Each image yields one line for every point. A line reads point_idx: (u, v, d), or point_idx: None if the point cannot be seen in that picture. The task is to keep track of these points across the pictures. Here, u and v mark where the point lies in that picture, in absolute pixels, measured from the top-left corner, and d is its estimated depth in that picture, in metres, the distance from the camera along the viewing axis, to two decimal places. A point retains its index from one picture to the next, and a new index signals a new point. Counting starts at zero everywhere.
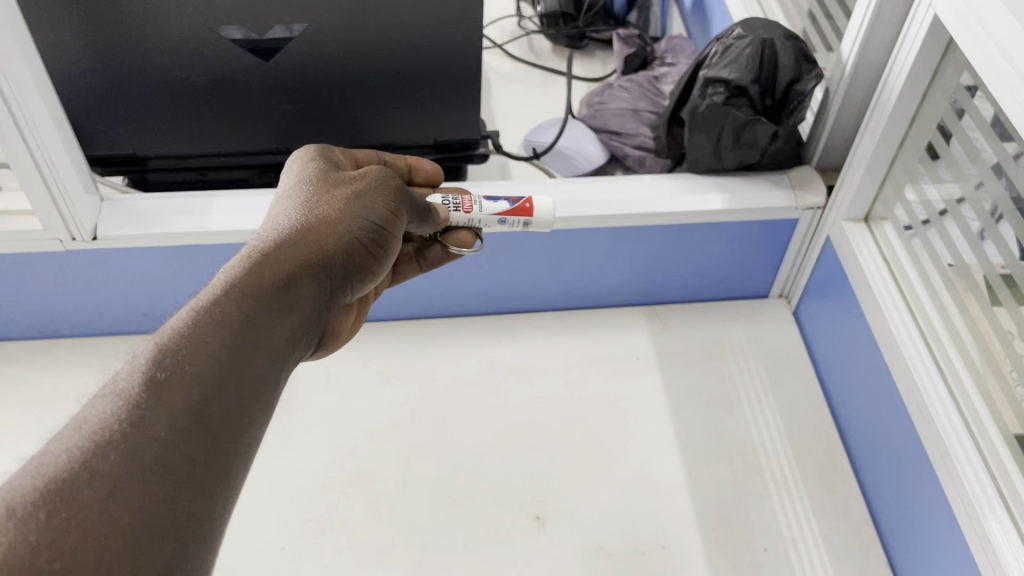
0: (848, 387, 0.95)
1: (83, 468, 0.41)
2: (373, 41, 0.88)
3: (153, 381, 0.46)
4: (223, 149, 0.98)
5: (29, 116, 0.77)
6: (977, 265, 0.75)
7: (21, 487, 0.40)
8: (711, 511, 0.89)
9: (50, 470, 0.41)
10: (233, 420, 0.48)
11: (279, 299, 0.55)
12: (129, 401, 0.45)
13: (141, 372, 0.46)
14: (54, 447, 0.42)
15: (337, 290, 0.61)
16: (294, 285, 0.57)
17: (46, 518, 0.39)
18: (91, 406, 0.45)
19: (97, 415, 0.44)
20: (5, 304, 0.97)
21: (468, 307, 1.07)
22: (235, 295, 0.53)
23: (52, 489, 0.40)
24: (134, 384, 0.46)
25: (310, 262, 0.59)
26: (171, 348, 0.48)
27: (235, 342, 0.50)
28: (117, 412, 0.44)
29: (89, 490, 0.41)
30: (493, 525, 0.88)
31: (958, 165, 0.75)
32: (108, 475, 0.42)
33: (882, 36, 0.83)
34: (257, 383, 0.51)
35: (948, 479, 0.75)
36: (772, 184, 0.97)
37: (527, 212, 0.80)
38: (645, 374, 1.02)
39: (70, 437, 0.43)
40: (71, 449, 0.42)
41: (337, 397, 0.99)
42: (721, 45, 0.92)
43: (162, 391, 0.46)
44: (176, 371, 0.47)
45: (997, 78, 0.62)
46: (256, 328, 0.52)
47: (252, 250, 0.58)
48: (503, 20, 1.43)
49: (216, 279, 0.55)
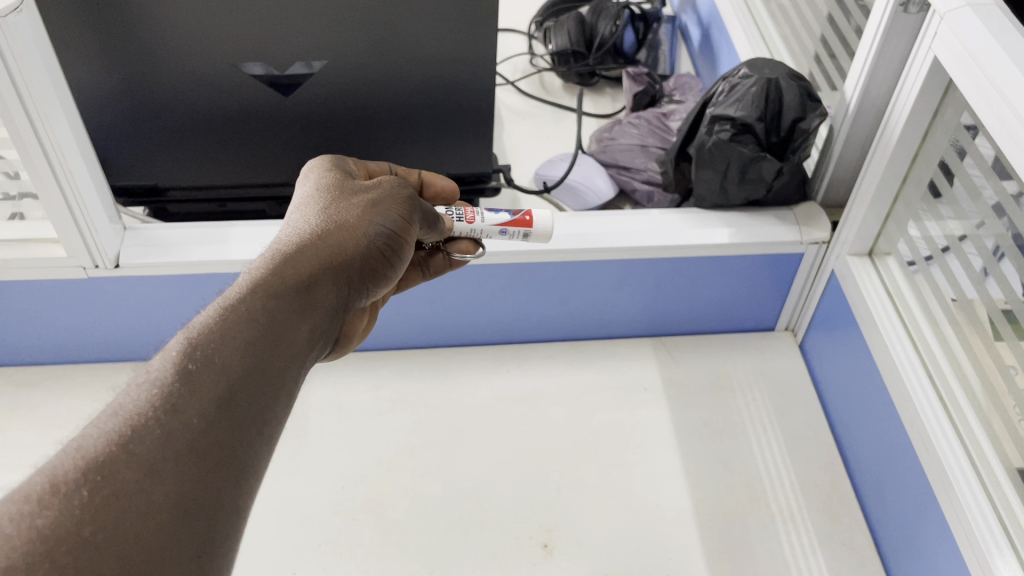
0: (853, 420, 0.96)
1: (120, 449, 0.44)
2: (389, 77, 0.91)
3: (185, 372, 0.48)
4: (242, 181, 1.01)
5: (58, 148, 0.80)
6: (979, 301, 0.77)
7: (63, 466, 0.42)
8: (716, 541, 0.90)
9: (91, 450, 0.43)
10: (258, 412, 0.50)
11: (300, 298, 0.57)
12: (163, 389, 0.47)
13: (173, 363, 0.49)
14: (93, 431, 0.45)
15: (355, 292, 0.63)
16: (315, 285, 0.59)
17: (87, 495, 0.41)
18: (126, 393, 0.48)
19: (132, 401, 0.46)
20: (26, 329, 0.99)
21: (478, 337, 1.09)
22: (260, 293, 0.55)
23: (93, 469, 0.42)
24: (167, 373, 0.48)
25: (330, 263, 0.61)
26: (201, 342, 0.50)
27: (260, 336, 0.52)
28: (150, 399, 0.46)
29: (126, 471, 0.43)
30: (501, 553, 0.89)
31: (959, 203, 0.78)
32: (145, 457, 0.44)
33: (884, 77, 0.86)
34: (281, 377, 0.53)
35: (950, 509, 0.77)
36: (777, 219, 0.98)
37: (527, 224, 0.82)
38: (652, 405, 1.03)
39: (107, 422, 0.45)
40: (108, 433, 0.44)
41: (348, 424, 1.01)
42: (727, 84, 0.95)
43: (193, 381, 0.48)
44: (206, 364, 0.49)
45: (997, 120, 0.65)
46: (279, 325, 0.54)
47: (275, 251, 0.60)
48: (516, 57, 1.46)
49: (241, 279, 0.57)
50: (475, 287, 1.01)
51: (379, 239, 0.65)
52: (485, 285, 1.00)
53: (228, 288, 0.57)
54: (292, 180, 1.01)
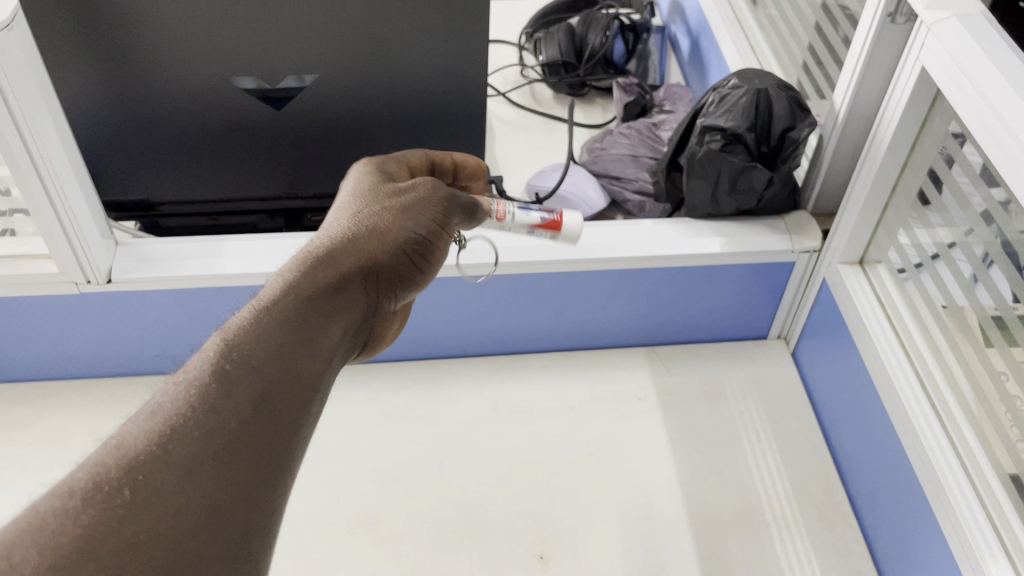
0: (846, 428, 0.96)
1: (159, 450, 0.46)
2: (380, 90, 0.92)
3: (221, 373, 0.51)
4: (234, 195, 1.00)
5: (50, 164, 0.80)
6: (969, 308, 0.77)
7: (106, 463, 0.45)
8: (712, 551, 0.90)
9: (132, 450, 0.46)
10: (290, 414, 0.52)
11: (330, 304, 0.59)
12: (200, 391, 0.50)
13: (210, 365, 0.51)
14: (134, 429, 0.48)
15: (385, 293, 0.65)
16: (346, 287, 0.61)
17: (128, 494, 0.44)
18: (165, 392, 0.50)
19: (170, 402, 0.49)
20: (18, 346, 0.99)
21: (471, 348, 1.09)
22: (292, 300, 0.57)
23: (134, 468, 0.45)
24: (203, 376, 0.50)
25: (362, 267, 0.63)
26: (237, 344, 0.53)
27: (292, 344, 0.55)
28: (187, 400, 0.49)
29: (165, 471, 0.46)
30: (496, 567, 0.89)
31: (948, 211, 0.78)
32: (183, 458, 0.46)
33: (872, 87, 0.87)
34: (315, 378, 0.55)
35: (945, 517, 0.77)
36: (768, 228, 0.99)
37: (556, 227, 0.75)
38: (646, 415, 1.03)
39: (147, 422, 0.48)
40: (148, 432, 0.47)
41: (343, 437, 1.00)
42: (717, 95, 0.96)
43: (227, 384, 0.50)
44: (240, 367, 0.52)
45: (985, 129, 0.65)
46: (311, 328, 0.56)
47: (310, 254, 0.61)
48: (506, 69, 1.47)
49: (275, 282, 0.59)
50: (469, 297, 1.00)
51: (413, 243, 0.66)
52: (478, 297, 1.00)
53: (262, 290, 0.59)
54: (284, 194, 1.01)
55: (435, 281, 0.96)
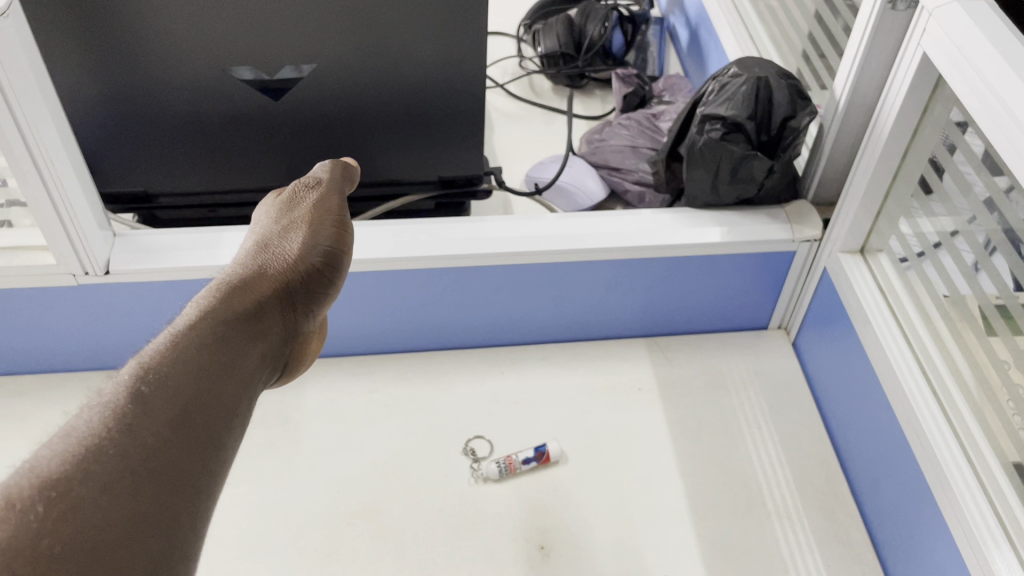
0: (847, 417, 0.96)
1: (77, 468, 0.44)
2: (378, 81, 0.91)
3: (138, 394, 0.49)
4: (232, 186, 1.00)
5: (46, 155, 0.79)
6: (972, 296, 0.77)
7: (19, 483, 0.43)
8: (714, 541, 0.90)
9: (46, 470, 0.44)
10: (214, 430, 0.51)
11: (243, 328, 0.59)
12: (117, 411, 0.48)
13: (125, 386, 0.50)
14: (47, 452, 0.45)
15: (302, 315, 0.67)
16: (262, 311, 0.62)
17: (43, 510, 0.42)
18: (79, 416, 0.49)
19: (84, 424, 0.48)
20: (16, 338, 0.99)
21: (471, 339, 1.09)
22: (207, 323, 0.57)
23: (50, 486, 0.43)
24: (120, 396, 0.49)
25: (272, 291, 0.65)
26: (155, 367, 0.52)
27: (212, 362, 0.54)
28: (105, 420, 0.48)
29: (83, 488, 0.44)
30: (498, 557, 0.88)
31: (951, 199, 0.78)
32: (102, 476, 0.45)
33: (873, 75, 0.86)
34: (237, 397, 0.54)
35: (947, 505, 0.77)
36: (769, 218, 0.98)
37: None
38: (647, 405, 1.03)
39: (61, 443, 0.46)
40: (63, 453, 0.45)
41: (343, 429, 1.00)
42: (717, 83, 0.95)
43: (146, 402, 0.49)
44: (160, 386, 0.51)
45: (988, 115, 0.65)
46: (229, 348, 0.57)
47: (214, 289, 0.62)
48: (505, 60, 1.46)
49: (184, 313, 0.59)
50: (469, 287, 1.00)
51: (318, 259, 0.70)
52: (478, 288, 1.00)
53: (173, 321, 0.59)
54: (282, 185, 1.01)
55: (435, 271, 0.96)
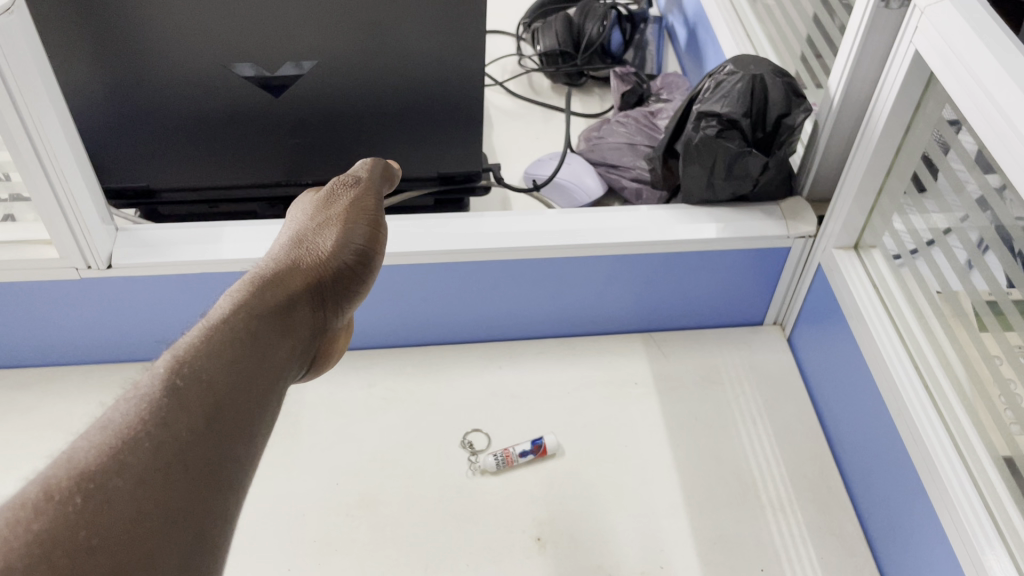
0: (841, 411, 0.97)
1: (113, 460, 0.45)
2: (379, 79, 0.92)
3: (173, 388, 0.51)
4: (233, 181, 1.01)
5: (51, 150, 0.80)
6: (964, 293, 0.78)
7: (57, 475, 0.44)
8: (709, 533, 0.91)
9: (83, 462, 0.45)
10: (244, 425, 0.52)
11: (276, 325, 0.60)
12: (153, 404, 0.49)
13: (161, 380, 0.51)
14: (83, 444, 0.47)
15: (332, 313, 0.68)
16: (293, 308, 0.63)
17: (81, 502, 0.43)
18: (115, 409, 0.50)
19: (121, 417, 0.49)
20: (20, 332, 1.00)
21: (469, 334, 1.10)
22: (241, 317, 0.58)
23: (86, 478, 0.44)
24: (154, 390, 0.50)
25: (305, 289, 0.66)
26: (189, 361, 0.53)
27: (245, 358, 0.55)
28: (139, 413, 0.49)
29: (120, 479, 0.45)
30: (494, 548, 0.89)
31: (944, 197, 0.79)
32: (137, 468, 0.46)
33: (868, 73, 0.87)
34: (267, 393, 0.56)
35: (937, 495, 0.78)
36: (763, 215, 0.99)
37: None
38: (643, 399, 1.04)
39: (97, 436, 0.47)
40: (100, 445, 0.46)
41: (342, 422, 1.01)
42: (714, 81, 0.97)
43: (180, 395, 0.50)
44: (194, 380, 0.52)
45: (977, 110, 0.66)
46: (262, 344, 0.58)
47: (250, 284, 0.63)
48: (504, 59, 1.47)
49: (221, 307, 0.60)
50: (468, 282, 1.01)
51: (349, 258, 0.71)
52: (476, 283, 1.01)
53: (207, 314, 0.60)
54: (283, 180, 1.02)
55: (433, 267, 0.97)
